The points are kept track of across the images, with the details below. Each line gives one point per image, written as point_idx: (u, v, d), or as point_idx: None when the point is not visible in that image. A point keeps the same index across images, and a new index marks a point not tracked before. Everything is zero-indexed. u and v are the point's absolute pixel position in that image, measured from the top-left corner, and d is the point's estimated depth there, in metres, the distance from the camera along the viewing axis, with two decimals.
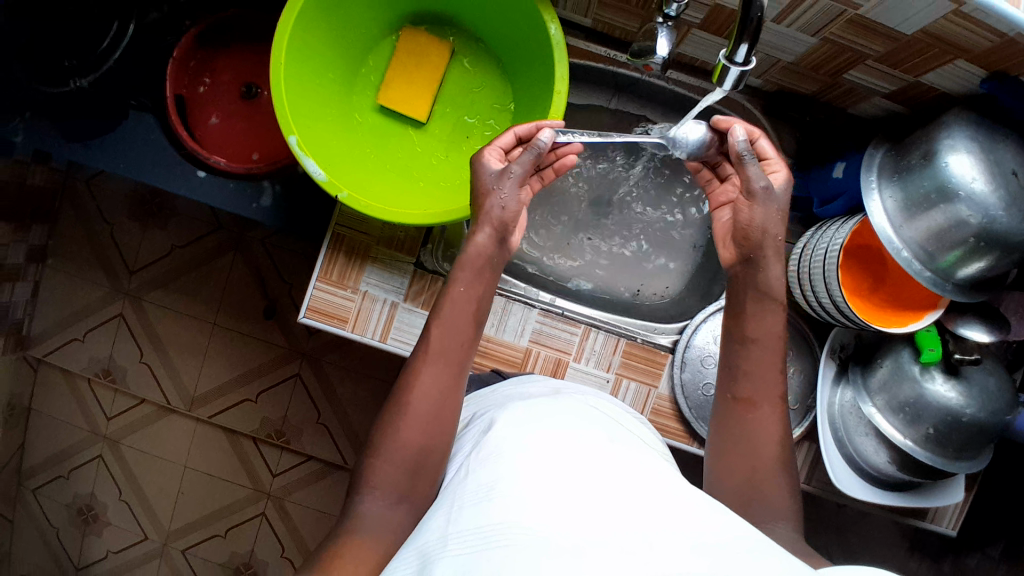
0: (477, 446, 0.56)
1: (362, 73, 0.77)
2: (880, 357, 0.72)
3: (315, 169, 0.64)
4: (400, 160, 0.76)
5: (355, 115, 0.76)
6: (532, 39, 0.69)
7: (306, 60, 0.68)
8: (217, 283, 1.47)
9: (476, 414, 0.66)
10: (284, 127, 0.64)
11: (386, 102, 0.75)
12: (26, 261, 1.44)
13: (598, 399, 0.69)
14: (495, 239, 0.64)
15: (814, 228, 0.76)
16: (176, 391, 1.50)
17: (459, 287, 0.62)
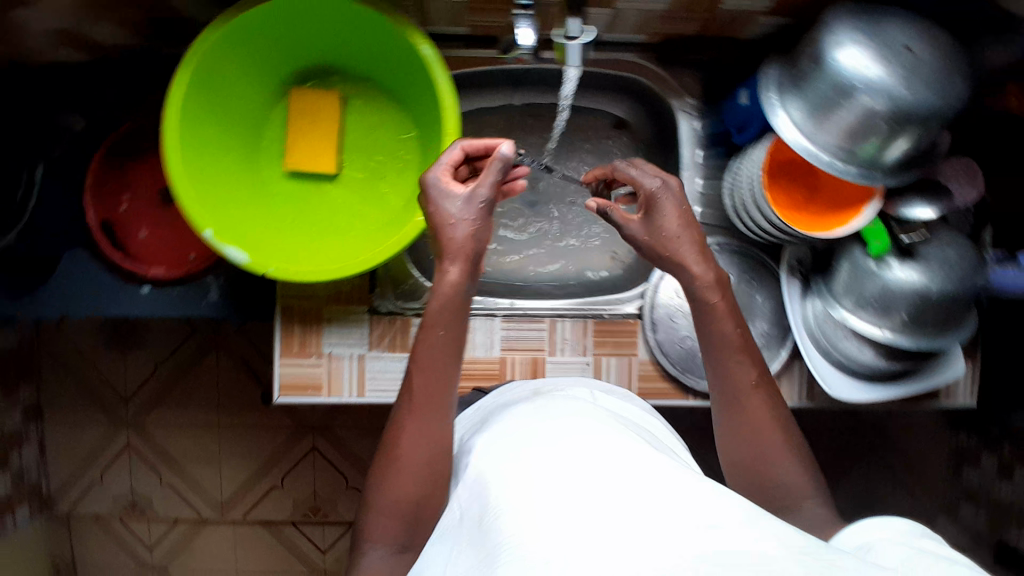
0: (471, 474, 0.57)
1: (263, 146, 0.77)
2: (836, 261, 0.71)
3: (237, 254, 0.65)
4: (323, 217, 0.76)
5: (268, 188, 0.76)
6: (412, 64, 0.70)
7: (203, 153, 0.69)
8: (209, 384, 1.47)
9: (465, 436, 0.67)
10: (196, 223, 0.64)
11: (293, 165, 0.75)
12: (24, 423, 1.44)
13: (581, 387, 0.70)
14: (467, 272, 0.59)
15: (734, 160, 0.76)
16: (204, 501, 1.50)
17: (439, 331, 0.57)
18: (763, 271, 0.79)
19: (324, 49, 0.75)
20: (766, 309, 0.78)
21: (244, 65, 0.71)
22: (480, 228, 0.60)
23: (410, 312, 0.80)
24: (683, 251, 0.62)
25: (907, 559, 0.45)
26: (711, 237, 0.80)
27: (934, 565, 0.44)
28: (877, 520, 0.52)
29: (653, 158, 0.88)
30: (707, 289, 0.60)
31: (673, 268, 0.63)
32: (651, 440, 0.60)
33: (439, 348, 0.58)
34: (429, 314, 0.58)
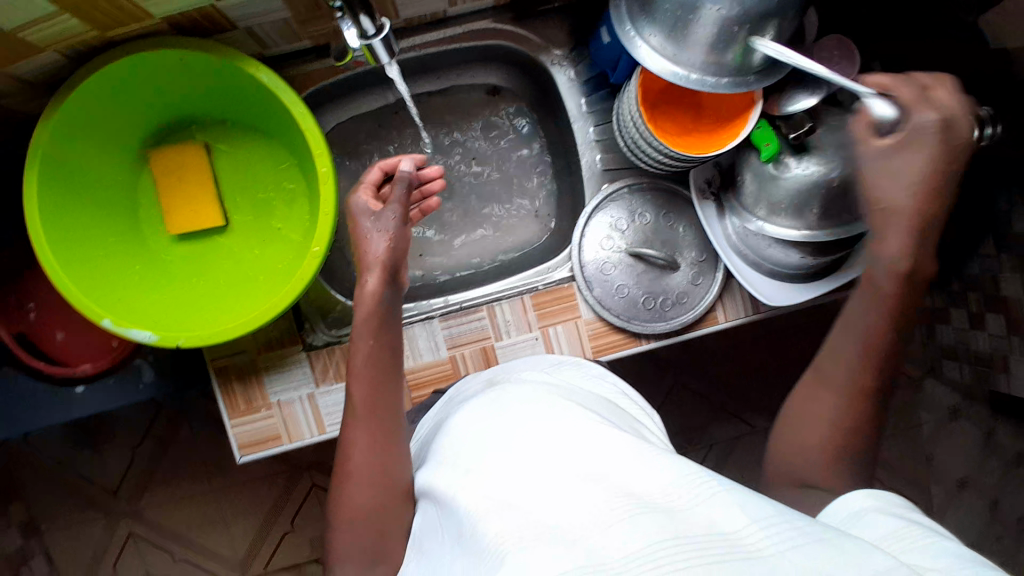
0: (431, 489, 0.57)
1: (143, 216, 0.74)
2: (739, 173, 0.71)
3: (143, 334, 0.63)
4: (225, 271, 0.74)
5: (161, 257, 0.74)
6: (266, 96, 0.67)
7: (77, 242, 0.66)
8: (192, 454, 1.46)
9: (424, 447, 0.67)
10: (91, 317, 0.62)
11: (177, 228, 0.73)
12: (23, 542, 1.41)
13: (527, 367, 0.70)
14: (385, 281, 0.65)
15: (616, 100, 0.74)
16: (222, 564, 1.48)
17: (367, 343, 0.62)
18: (678, 200, 0.78)
19: (171, 101, 0.71)
20: (690, 238, 0.78)
21: (93, 142, 0.68)
22: (394, 239, 0.66)
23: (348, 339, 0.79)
24: (896, 217, 0.51)
25: (898, 534, 0.46)
26: (620, 181, 0.79)
27: (922, 547, 0.44)
28: (865, 495, 0.50)
29: (546, 121, 0.86)
30: (892, 274, 0.52)
31: (875, 218, 0.53)
32: (600, 410, 0.60)
33: (382, 356, 0.62)
34: (357, 324, 0.63)
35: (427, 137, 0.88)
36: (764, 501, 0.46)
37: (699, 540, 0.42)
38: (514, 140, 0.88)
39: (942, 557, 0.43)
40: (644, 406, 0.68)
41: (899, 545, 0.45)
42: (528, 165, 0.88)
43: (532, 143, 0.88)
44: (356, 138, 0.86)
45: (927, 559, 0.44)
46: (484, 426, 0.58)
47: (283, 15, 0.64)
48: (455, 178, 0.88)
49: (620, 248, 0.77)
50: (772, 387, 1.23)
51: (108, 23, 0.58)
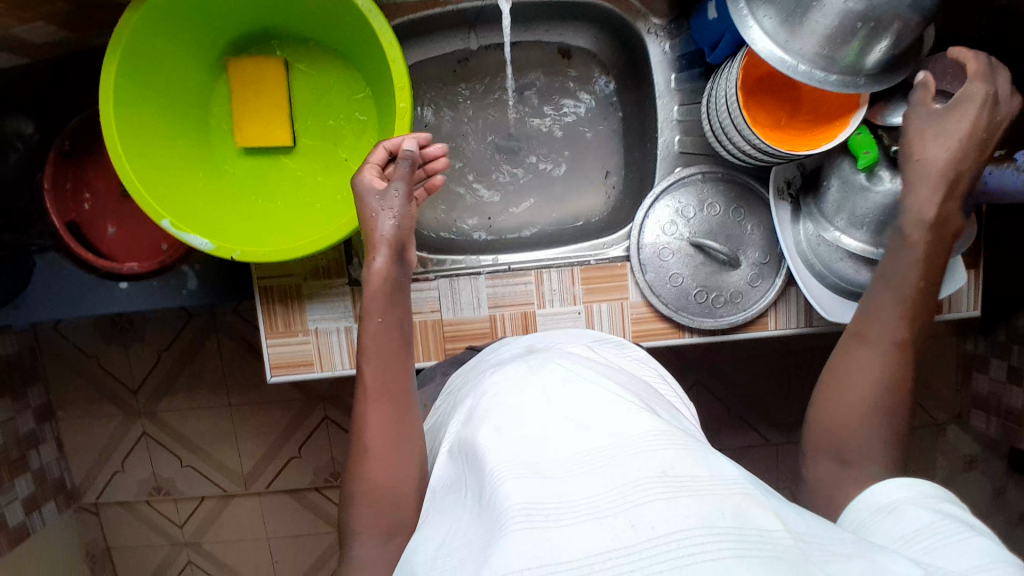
0: (456, 441, 0.56)
1: (212, 123, 0.73)
2: (826, 179, 0.68)
3: (200, 240, 0.64)
4: (285, 191, 0.73)
5: (223, 166, 0.73)
6: (353, 20, 0.65)
7: (144, 137, 0.66)
8: (214, 367, 1.47)
9: (455, 396, 0.66)
10: (153, 216, 0.63)
11: (244, 141, 0.72)
12: (38, 424, 1.48)
13: (570, 338, 0.69)
14: (393, 260, 0.60)
15: (709, 85, 0.71)
16: (227, 477, 1.53)
17: (376, 320, 0.58)
18: (749, 197, 0.75)
19: (255, 11, 0.70)
20: (757, 237, 0.74)
21: (173, 39, 0.67)
22: (403, 220, 0.61)
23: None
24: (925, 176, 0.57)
25: (928, 528, 0.45)
26: (695, 166, 0.75)
27: (952, 544, 0.43)
28: (912, 487, 0.49)
29: (628, 93, 0.83)
30: (916, 227, 0.56)
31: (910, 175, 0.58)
32: (639, 391, 0.59)
33: (390, 336, 0.58)
34: (365, 302, 0.58)
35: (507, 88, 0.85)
36: (794, 512, 0.44)
37: (728, 538, 0.40)
38: (590, 108, 0.86)
39: (973, 553, 0.41)
40: (683, 397, 0.66)
41: (930, 541, 0.44)
42: (600, 135, 0.86)
43: (609, 114, 0.85)
44: (431, 80, 0.84)
45: (951, 558, 0.42)
46: (519, 387, 0.57)
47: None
48: (523, 138, 0.86)
49: (682, 235, 0.74)
50: (799, 402, 1.21)
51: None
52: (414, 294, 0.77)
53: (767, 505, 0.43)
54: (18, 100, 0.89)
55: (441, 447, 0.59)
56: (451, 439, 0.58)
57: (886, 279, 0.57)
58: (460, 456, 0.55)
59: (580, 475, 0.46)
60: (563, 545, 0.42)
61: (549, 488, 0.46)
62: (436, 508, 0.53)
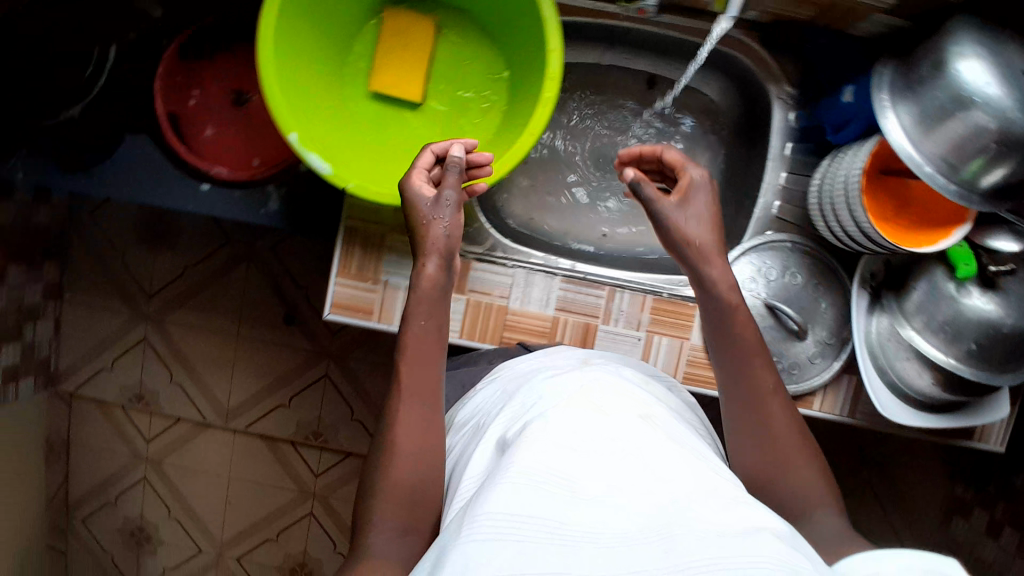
0: (501, 441, 0.57)
1: (349, 61, 0.75)
2: (912, 280, 0.72)
3: (319, 163, 0.65)
4: (401, 144, 0.75)
5: (349, 105, 0.74)
6: (519, 6, 0.67)
7: (293, 54, 0.67)
8: (236, 295, 1.48)
9: (497, 392, 0.67)
10: (282, 127, 0.63)
11: (378, 86, 0.73)
12: (44, 299, 1.46)
13: (620, 364, 0.70)
14: (443, 267, 0.64)
15: (828, 159, 0.72)
16: (210, 406, 1.52)
17: (417, 323, 0.62)
18: (828, 275, 0.76)
19: None
20: (828, 317, 0.76)
21: None
22: (452, 228, 0.65)
23: (471, 256, 0.79)
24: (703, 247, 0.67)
25: None
26: (786, 234, 0.77)
27: None
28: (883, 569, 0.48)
29: (737, 148, 0.85)
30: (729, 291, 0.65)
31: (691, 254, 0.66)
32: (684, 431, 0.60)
33: (429, 339, 0.62)
34: (410, 305, 0.63)
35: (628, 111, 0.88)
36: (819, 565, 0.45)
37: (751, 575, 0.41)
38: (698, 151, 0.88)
39: None
40: (722, 450, 0.67)
41: None
42: None
43: (710, 163, 0.88)
44: None
45: None
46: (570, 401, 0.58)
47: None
48: None
49: (759, 296, 0.76)
50: None
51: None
52: (488, 275, 0.78)
53: (793, 548, 0.44)
54: None
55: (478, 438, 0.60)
56: (492, 439, 0.58)
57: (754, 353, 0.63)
58: (499, 450, 0.56)
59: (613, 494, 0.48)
60: (580, 553, 0.43)
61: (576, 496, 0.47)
62: (462, 493, 0.54)
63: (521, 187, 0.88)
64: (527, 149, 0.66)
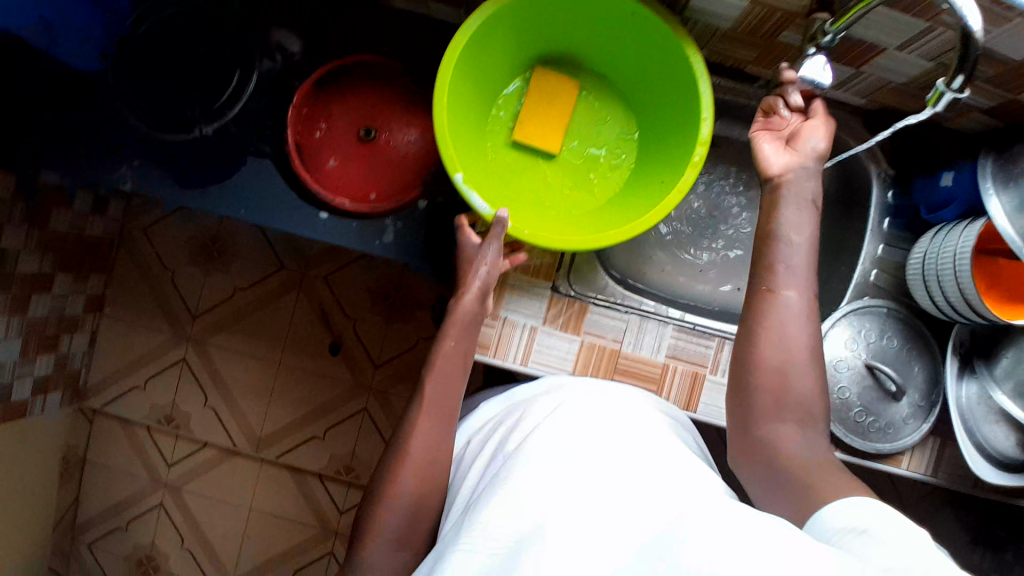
0: (491, 463, 0.69)
1: (494, 111, 0.81)
2: (1003, 348, 0.79)
3: (481, 203, 0.70)
4: (532, 190, 0.80)
5: (491, 151, 0.80)
6: (672, 77, 0.73)
7: (457, 103, 0.73)
8: (283, 321, 1.48)
9: (497, 427, 0.76)
10: (449, 167, 0.69)
11: (521, 136, 0.79)
12: (84, 312, 1.44)
13: (624, 394, 0.76)
14: (478, 298, 0.78)
15: (929, 236, 0.82)
16: (242, 433, 1.49)
17: (449, 343, 0.76)
18: (920, 342, 0.84)
19: (577, 40, 0.78)
20: (919, 379, 0.83)
21: (512, 34, 0.75)
22: (490, 267, 0.78)
23: (589, 300, 0.83)
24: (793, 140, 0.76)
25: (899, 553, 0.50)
26: (882, 300, 0.84)
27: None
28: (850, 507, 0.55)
29: (830, 216, 0.93)
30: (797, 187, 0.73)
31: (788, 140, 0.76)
32: (680, 455, 0.64)
33: (454, 362, 0.75)
34: (446, 326, 0.76)
35: (728, 176, 0.98)
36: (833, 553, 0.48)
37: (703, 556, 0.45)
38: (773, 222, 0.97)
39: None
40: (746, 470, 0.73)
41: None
42: None
43: None
44: None
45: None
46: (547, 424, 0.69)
47: (755, 18, 0.71)
48: (721, 220, 0.97)
49: (860, 356, 0.82)
50: None
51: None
52: (604, 319, 0.83)
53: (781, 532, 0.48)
54: (298, 19, 0.95)
55: (471, 471, 0.70)
56: (485, 463, 0.70)
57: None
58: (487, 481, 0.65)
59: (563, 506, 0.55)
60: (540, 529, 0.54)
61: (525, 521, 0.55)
62: (450, 521, 0.65)
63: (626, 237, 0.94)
64: (675, 201, 0.69)
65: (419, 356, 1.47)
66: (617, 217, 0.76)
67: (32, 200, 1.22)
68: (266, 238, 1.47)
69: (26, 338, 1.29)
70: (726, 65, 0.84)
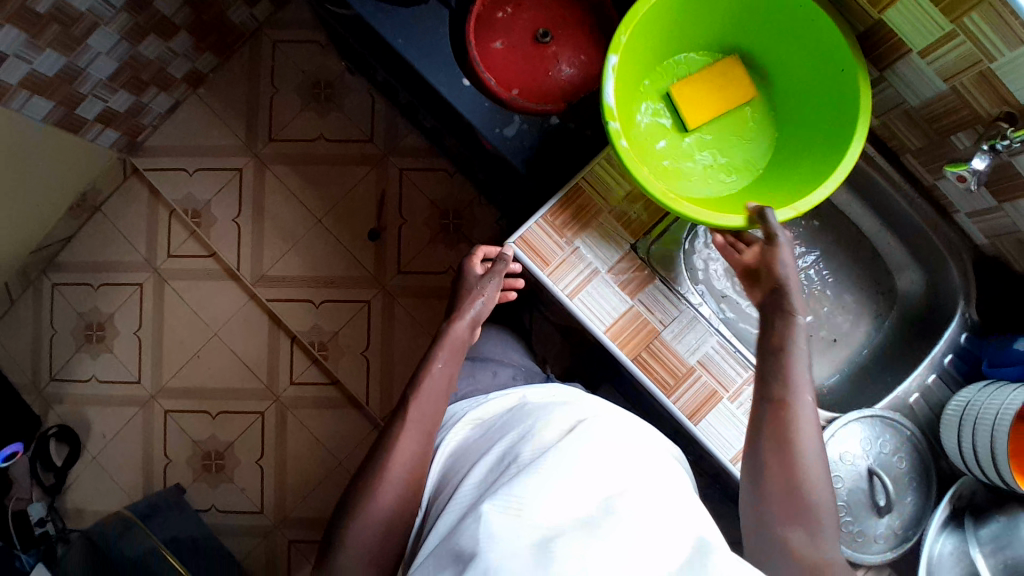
0: (502, 457, 0.77)
1: (672, 63, 0.95)
2: (997, 514, 0.87)
3: (609, 94, 0.78)
4: (651, 138, 0.94)
5: (645, 85, 0.94)
6: (839, 125, 0.85)
7: (657, 21, 0.87)
8: (343, 186, 1.50)
9: (504, 429, 0.83)
10: (611, 49, 0.79)
11: (676, 92, 0.93)
12: (182, 79, 1.47)
13: (628, 428, 0.83)
14: (470, 328, 0.94)
15: (982, 386, 0.86)
16: (250, 262, 1.50)
17: (437, 364, 0.89)
18: (923, 478, 0.90)
19: (778, 54, 0.92)
20: (907, 510, 0.89)
21: (734, 8, 0.89)
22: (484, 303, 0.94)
23: (657, 272, 0.84)
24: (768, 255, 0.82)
25: None
26: (909, 424, 0.90)
27: None
28: None
29: (905, 339, 0.98)
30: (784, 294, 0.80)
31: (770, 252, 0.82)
32: (683, 498, 0.73)
33: (438, 382, 0.88)
34: (438, 348, 0.91)
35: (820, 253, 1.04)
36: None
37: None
38: (844, 307, 1.03)
39: None
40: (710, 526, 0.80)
41: None
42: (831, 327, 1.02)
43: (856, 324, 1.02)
44: None
45: None
46: (562, 437, 0.76)
47: (942, 107, 0.82)
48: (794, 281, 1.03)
49: (867, 458, 0.88)
50: None
51: None
52: (662, 296, 0.84)
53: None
54: None
55: (475, 466, 0.77)
56: (494, 455, 0.78)
57: (783, 406, 0.74)
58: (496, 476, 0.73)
59: (571, 523, 0.63)
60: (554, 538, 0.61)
61: (531, 524, 0.63)
62: (449, 517, 0.71)
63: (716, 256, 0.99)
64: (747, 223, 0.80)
65: (443, 284, 1.48)
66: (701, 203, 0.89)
67: None
68: (371, 108, 1.50)
69: (122, 67, 1.32)
70: (889, 144, 0.96)
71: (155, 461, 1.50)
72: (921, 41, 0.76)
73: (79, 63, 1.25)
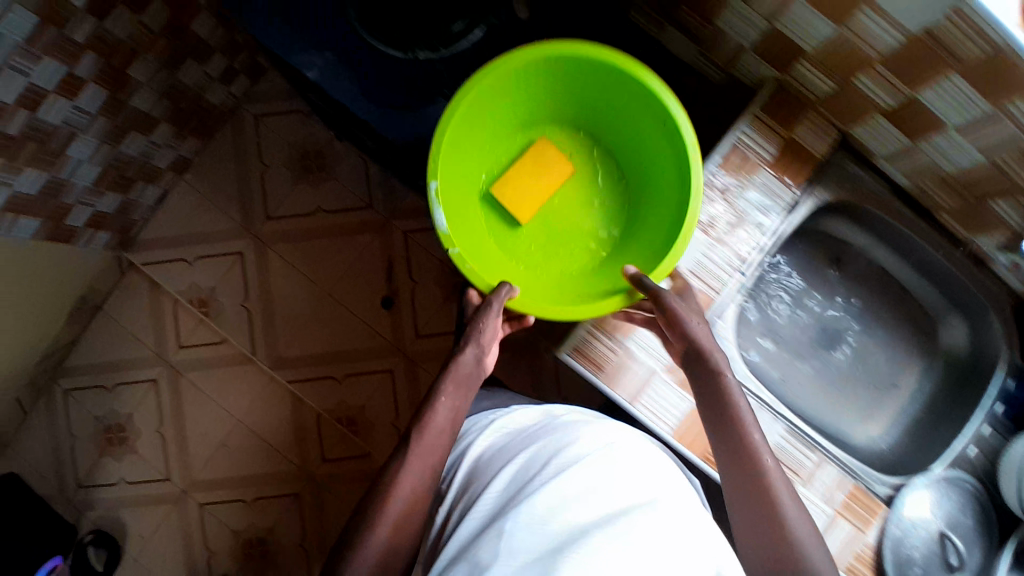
0: (525, 465, 0.78)
1: (504, 145, 1.06)
2: None
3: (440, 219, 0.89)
4: (505, 215, 1.05)
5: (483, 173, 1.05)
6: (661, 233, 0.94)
7: (465, 124, 0.94)
8: (348, 256, 1.45)
9: (529, 439, 0.83)
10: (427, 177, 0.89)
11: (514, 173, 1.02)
12: (168, 168, 1.41)
13: (647, 451, 0.81)
14: (475, 358, 0.87)
15: None
16: (265, 346, 1.46)
17: (442, 397, 0.83)
18: (987, 530, 0.91)
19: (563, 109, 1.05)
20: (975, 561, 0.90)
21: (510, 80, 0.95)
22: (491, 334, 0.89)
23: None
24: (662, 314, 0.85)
25: None
26: (968, 479, 0.91)
27: None
28: None
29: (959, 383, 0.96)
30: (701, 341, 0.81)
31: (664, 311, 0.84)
32: (697, 520, 0.72)
33: (442, 415, 0.82)
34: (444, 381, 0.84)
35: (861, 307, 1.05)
36: None
37: None
38: (890, 357, 1.04)
39: None
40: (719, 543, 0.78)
41: None
42: (882, 378, 1.04)
43: (905, 373, 1.03)
44: (824, 260, 1.04)
45: None
46: (585, 451, 0.76)
47: (981, 174, 0.81)
48: (838, 341, 1.05)
49: (935, 520, 0.89)
50: None
51: (899, 71, 0.76)
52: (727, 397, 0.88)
53: None
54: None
55: (498, 472, 0.78)
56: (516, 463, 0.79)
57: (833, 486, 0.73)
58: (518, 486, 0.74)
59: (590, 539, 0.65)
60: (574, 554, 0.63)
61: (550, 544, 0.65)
62: (469, 526, 0.73)
63: (752, 330, 1.04)
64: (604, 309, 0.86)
65: None
66: (553, 277, 1.04)
67: (176, 43, 1.21)
68: (366, 173, 1.46)
69: (106, 170, 1.26)
70: (919, 199, 0.94)
71: (196, 557, 1.48)
72: (959, 118, 0.75)
73: (62, 175, 1.19)
